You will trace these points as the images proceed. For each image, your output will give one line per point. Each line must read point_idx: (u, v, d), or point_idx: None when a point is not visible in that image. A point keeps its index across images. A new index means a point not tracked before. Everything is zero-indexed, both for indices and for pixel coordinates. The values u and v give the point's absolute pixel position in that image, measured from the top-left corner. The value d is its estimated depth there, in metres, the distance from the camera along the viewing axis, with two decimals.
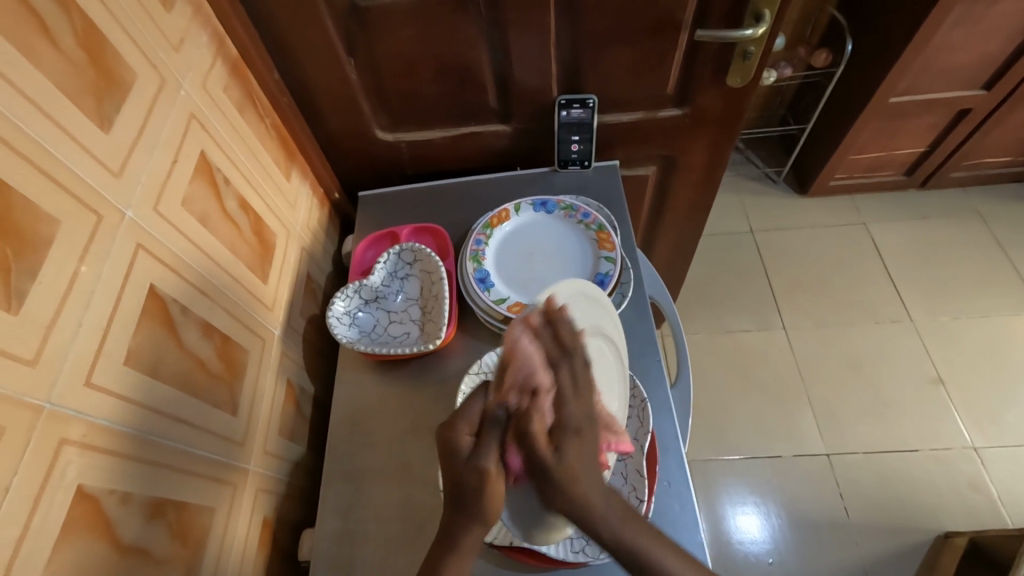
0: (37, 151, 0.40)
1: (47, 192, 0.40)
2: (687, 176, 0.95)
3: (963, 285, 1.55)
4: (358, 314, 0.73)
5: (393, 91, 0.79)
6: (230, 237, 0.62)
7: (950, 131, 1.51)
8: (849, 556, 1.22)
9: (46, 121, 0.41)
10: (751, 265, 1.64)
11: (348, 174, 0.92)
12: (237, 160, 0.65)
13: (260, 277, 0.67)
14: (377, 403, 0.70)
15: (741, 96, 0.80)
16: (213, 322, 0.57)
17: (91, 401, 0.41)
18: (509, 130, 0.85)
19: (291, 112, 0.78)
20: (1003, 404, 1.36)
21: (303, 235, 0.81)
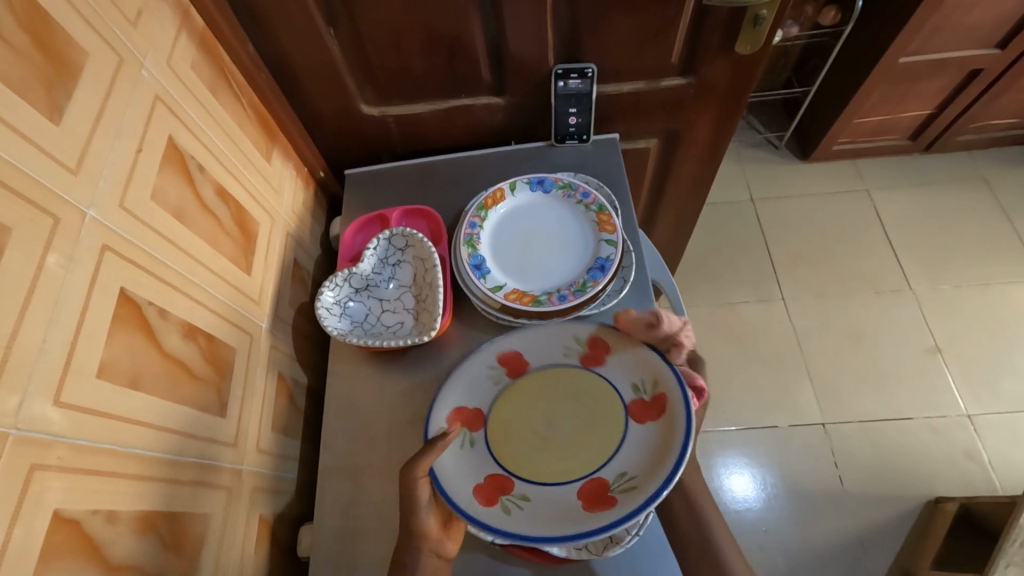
0: None
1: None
2: (691, 149, 0.91)
3: (964, 254, 1.53)
4: (348, 304, 0.70)
5: (379, 62, 0.73)
6: (209, 229, 0.58)
7: (959, 92, 1.46)
8: (843, 524, 1.24)
9: None
10: (751, 235, 1.61)
11: (334, 152, 0.87)
12: (212, 144, 0.61)
13: (244, 269, 0.64)
14: (373, 395, 0.68)
15: (750, 64, 0.75)
16: (196, 322, 0.54)
17: (63, 420, 0.38)
18: (503, 103, 0.80)
19: (269, 88, 0.72)
20: (999, 373, 1.37)
21: (289, 219, 0.77)
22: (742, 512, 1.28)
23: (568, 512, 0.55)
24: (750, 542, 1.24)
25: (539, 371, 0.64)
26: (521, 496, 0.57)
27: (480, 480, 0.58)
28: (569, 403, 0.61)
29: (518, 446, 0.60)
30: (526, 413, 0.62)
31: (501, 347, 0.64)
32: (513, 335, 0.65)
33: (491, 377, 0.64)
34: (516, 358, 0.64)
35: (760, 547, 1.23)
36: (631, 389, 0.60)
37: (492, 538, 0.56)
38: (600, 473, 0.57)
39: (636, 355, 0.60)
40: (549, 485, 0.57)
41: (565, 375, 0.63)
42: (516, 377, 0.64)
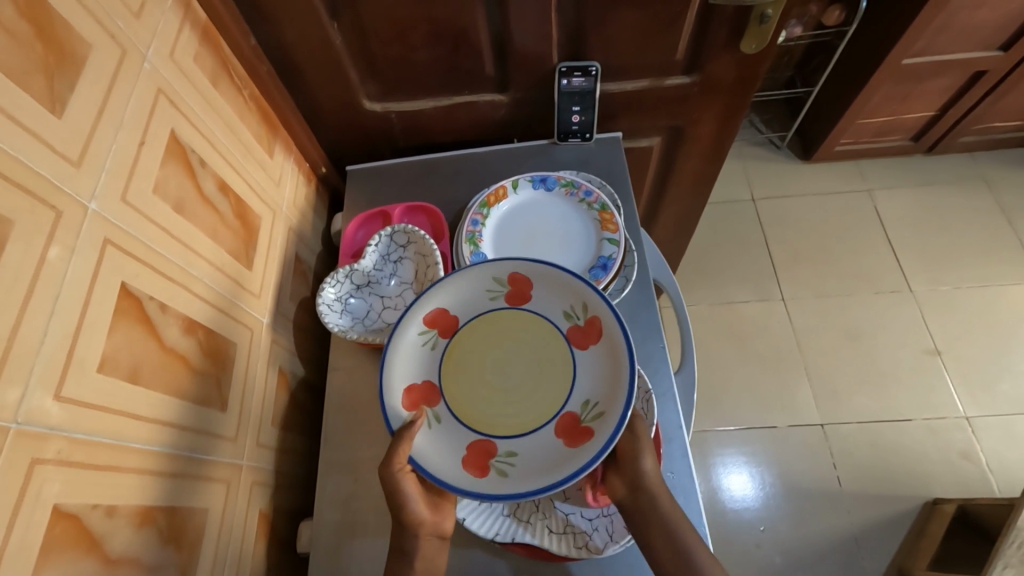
0: None
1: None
2: (695, 147, 0.90)
3: (965, 256, 1.53)
4: (349, 301, 0.70)
5: (382, 57, 0.73)
6: (209, 223, 0.57)
7: (962, 93, 1.45)
8: (840, 524, 1.24)
9: None
10: (752, 234, 1.61)
11: (335, 147, 0.86)
12: (213, 137, 0.60)
13: (244, 263, 0.63)
14: (374, 391, 0.68)
15: (755, 63, 0.74)
16: (196, 317, 0.53)
17: (64, 414, 0.38)
18: (506, 99, 0.79)
19: (271, 82, 0.72)
20: (998, 374, 1.37)
21: (289, 214, 0.77)
22: (739, 511, 1.28)
23: (553, 456, 0.51)
24: (748, 540, 1.24)
25: (471, 322, 0.59)
26: (508, 452, 0.53)
27: (462, 454, 0.53)
28: (509, 347, 0.58)
29: (479, 406, 0.56)
30: (476, 371, 0.57)
31: (425, 310, 0.59)
32: (433, 293, 0.59)
33: (424, 344, 0.59)
34: (444, 317, 0.59)
35: (757, 546, 1.24)
36: (564, 316, 0.57)
37: (492, 535, 0.57)
38: (568, 408, 0.54)
39: (558, 282, 0.57)
40: (528, 432, 0.54)
41: (498, 319, 0.59)
42: (451, 336, 0.59)
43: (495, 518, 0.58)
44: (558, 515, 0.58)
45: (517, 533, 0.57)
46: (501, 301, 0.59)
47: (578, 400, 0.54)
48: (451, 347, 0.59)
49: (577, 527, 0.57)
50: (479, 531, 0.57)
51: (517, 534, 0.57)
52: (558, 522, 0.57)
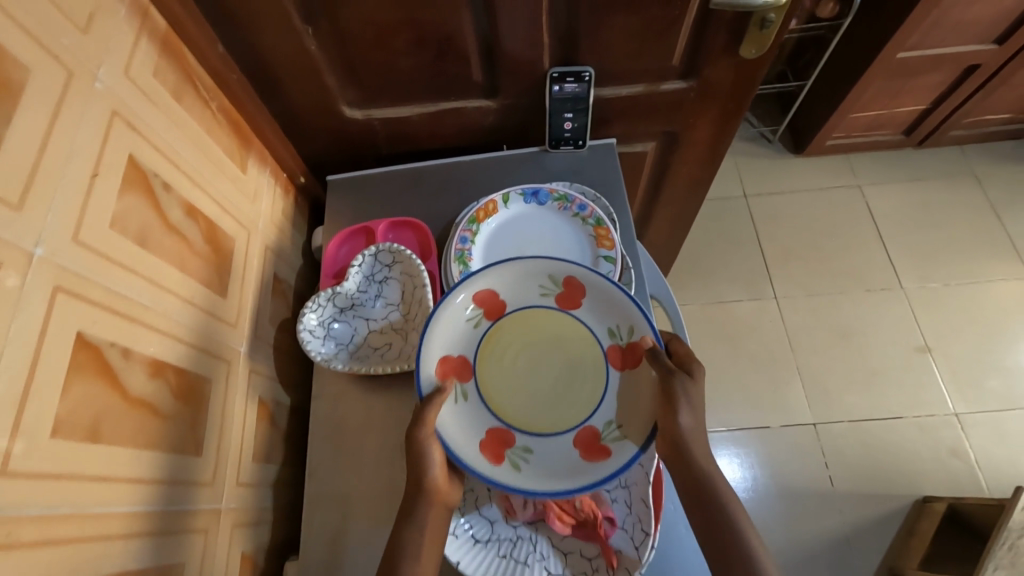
0: None
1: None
2: (690, 151, 0.87)
3: (954, 251, 1.53)
4: (333, 325, 0.66)
5: (362, 63, 0.68)
6: (177, 253, 0.53)
7: (954, 88, 1.44)
8: (832, 523, 1.25)
9: None
10: (743, 231, 1.59)
11: (314, 155, 0.81)
12: (181, 157, 0.56)
13: (218, 291, 0.59)
14: (360, 419, 0.65)
15: (754, 68, 0.71)
16: (165, 358, 0.49)
17: (11, 491, 0.35)
18: (495, 105, 0.75)
19: (242, 91, 0.67)
20: (986, 371, 1.38)
21: (267, 231, 0.72)
22: None
23: (568, 463, 0.56)
24: None
25: (518, 312, 0.62)
26: (525, 448, 0.57)
27: (481, 436, 0.58)
28: (547, 349, 0.61)
29: (506, 399, 0.59)
30: (511, 362, 0.60)
31: (477, 289, 0.61)
32: (491, 275, 0.61)
33: (470, 321, 0.61)
34: (492, 298, 0.62)
35: None
36: (609, 333, 0.60)
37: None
38: (590, 422, 0.58)
39: (612, 300, 0.59)
40: (548, 435, 0.58)
41: (542, 317, 0.61)
42: (496, 318, 0.62)
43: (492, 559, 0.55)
44: (557, 555, 0.55)
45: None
46: (550, 301, 0.61)
47: (600, 418, 0.58)
48: (495, 331, 0.61)
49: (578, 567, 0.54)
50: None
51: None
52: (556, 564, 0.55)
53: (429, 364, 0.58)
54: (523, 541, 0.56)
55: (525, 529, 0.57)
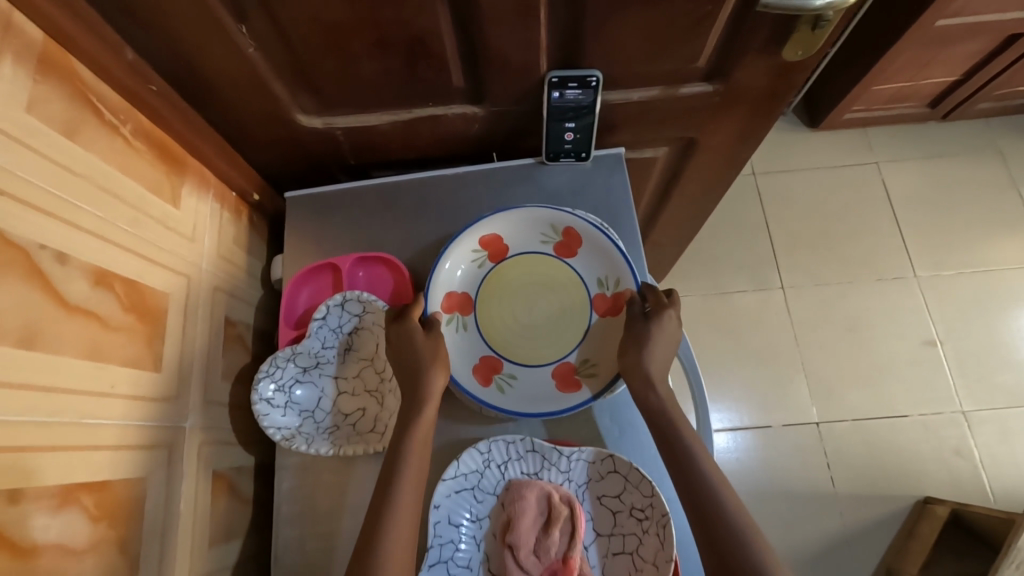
0: None
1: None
2: (707, 158, 0.75)
3: (972, 236, 1.44)
4: (295, 391, 0.56)
5: (316, 68, 0.55)
6: (84, 339, 0.44)
7: (991, 58, 1.30)
8: (832, 525, 1.22)
9: None
10: (751, 215, 1.48)
11: (269, 168, 0.69)
12: (81, 212, 0.44)
13: (149, 366, 0.50)
14: (331, 496, 0.56)
15: (795, 71, 0.59)
16: (73, 479, 0.41)
17: None
18: (482, 112, 0.62)
19: (166, 106, 0.53)
20: (997, 366, 1.32)
21: (214, 270, 0.61)
22: None
23: (546, 394, 0.56)
24: None
25: (519, 257, 0.60)
26: (510, 373, 0.57)
27: (473, 362, 0.57)
28: (540, 290, 0.59)
29: (495, 329, 0.58)
30: (507, 301, 0.59)
31: (483, 231, 0.59)
32: (496, 215, 0.59)
33: (473, 262, 0.60)
34: (496, 242, 0.60)
35: None
36: (597, 282, 0.58)
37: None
38: (570, 358, 0.57)
39: (604, 248, 0.57)
40: (530, 366, 0.57)
41: (539, 260, 0.59)
42: (498, 260, 0.60)
43: None
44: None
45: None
46: (549, 249, 0.60)
47: (579, 354, 0.57)
48: (496, 272, 0.60)
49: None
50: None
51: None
52: None
53: (434, 289, 0.58)
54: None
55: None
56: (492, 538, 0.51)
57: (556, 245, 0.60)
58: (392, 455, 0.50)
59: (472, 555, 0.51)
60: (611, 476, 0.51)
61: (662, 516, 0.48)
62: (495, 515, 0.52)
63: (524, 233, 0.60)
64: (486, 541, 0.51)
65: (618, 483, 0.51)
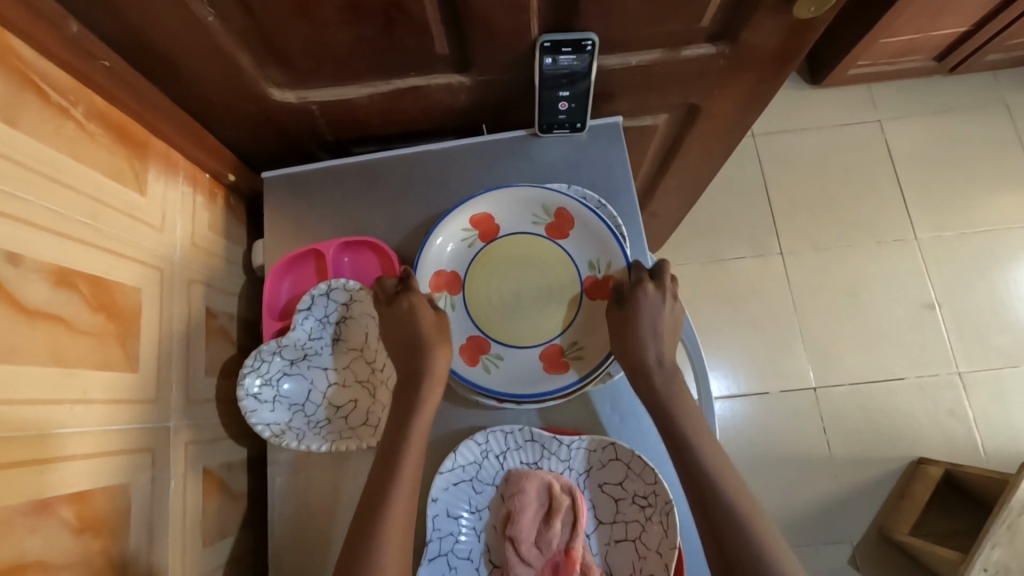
0: None
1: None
2: (710, 125, 0.71)
3: (975, 196, 1.41)
4: (282, 384, 0.54)
5: (284, 38, 0.50)
6: (46, 347, 0.41)
7: (1004, 7, 1.24)
8: (826, 487, 1.24)
9: None
10: (750, 179, 1.44)
11: (242, 147, 0.64)
12: (31, 208, 0.40)
13: (123, 368, 0.47)
14: (324, 493, 0.54)
15: (809, 30, 0.54)
16: (47, 493, 0.39)
17: None
18: (468, 81, 0.58)
19: (124, 86, 0.49)
20: (995, 328, 1.32)
21: (190, 260, 0.57)
22: None
23: (531, 376, 0.53)
24: None
25: (511, 237, 0.56)
26: (497, 354, 0.53)
27: (459, 342, 0.54)
28: (528, 269, 0.55)
29: (482, 309, 0.55)
30: (494, 281, 0.55)
31: (473, 209, 0.55)
32: (486, 193, 0.55)
33: (463, 242, 0.56)
34: (489, 222, 0.56)
35: None
36: (588, 265, 0.55)
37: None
38: (557, 340, 0.54)
39: (598, 230, 0.54)
40: (516, 346, 0.54)
41: (530, 241, 0.56)
42: (488, 239, 0.56)
43: None
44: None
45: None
46: (540, 230, 0.56)
47: (567, 337, 0.54)
48: (486, 251, 0.56)
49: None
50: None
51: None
52: None
53: (421, 266, 0.54)
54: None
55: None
56: (493, 529, 0.50)
57: (549, 225, 0.56)
58: (385, 452, 0.48)
59: (472, 547, 0.50)
60: (613, 464, 0.50)
61: (665, 504, 0.48)
62: (494, 506, 0.51)
63: (514, 209, 0.56)
64: (486, 533, 0.50)
65: (620, 471, 0.50)
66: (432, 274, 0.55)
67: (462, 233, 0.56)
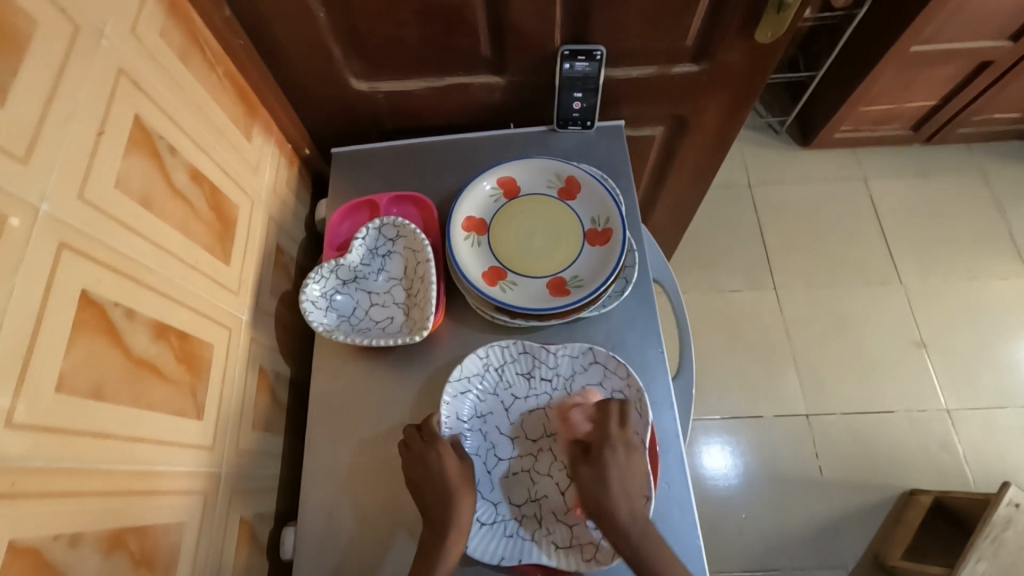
0: None
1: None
2: (697, 138, 0.86)
3: (956, 248, 1.53)
4: (335, 298, 0.66)
5: (371, 34, 0.67)
6: (180, 217, 0.53)
7: (966, 83, 1.42)
8: (820, 512, 1.27)
9: None
10: (746, 221, 1.59)
11: (318, 127, 0.80)
12: (182, 119, 0.55)
13: (221, 258, 0.59)
14: (360, 394, 0.64)
15: (770, 52, 0.70)
16: (166, 320, 0.49)
17: (18, 443, 0.35)
18: (503, 82, 0.74)
19: (247, 57, 0.66)
20: (982, 369, 1.39)
21: (271, 201, 0.71)
22: (721, 498, 1.31)
23: (538, 298, 0.64)
24: (730, 527, 1.27)
25: (529, 196, 0.70)
26: (512, 280, 0.66)
27: (482, 270, 0.66)
28: (541, 222, 0.69)
29: (503, 247, 0.67)
30: (514, 228, 0.68)
31: (501, 172, 0.70)
32: (514, 160, 0.70)
33: (491, 197, 0.70)
34: (513, 183, 0.70)
35: (740, 535, 1.27)
36: (590, 220, 0.68)
37: (497, 560, 0.55)
38: (561, 274, 0.66)
39: (599, 193, 0.67)
40: (528, 276, 0.66)
41: (544, 201, 0.69)
42: (511, 197, 0.70)
43: (503, 545, 0.56)
44: (564, 528, 0.56)
45: (524, 555, 0.55)
46: (553, 193, 0.70)
47: (570, 272, 0.66)
48: (509, 206, 0.69)
49: (587, 531, 0.55)
50: (482, 558, 0.55)
51: (520, 554, 0.55)
52: (563, 536, 0.56)
53: (456, 210, 0.68)
54: (528, 517, 0.57)
55: (528, 508, 0.58)
56: (494, 429, 0.61)
57: (560, 189, 0.69)
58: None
59: (478, 444, 0.60)
60: (593, 367, 0.61)
61: (638, 392, 0.58)
62: (496, 410, 0.61)
63: (534, 176, 0.70)
64: (490, 434, 0.61)
65: (599, 371, 0.60)
66: (465, 218, 0.68)
67: (491, 191, 0.70)
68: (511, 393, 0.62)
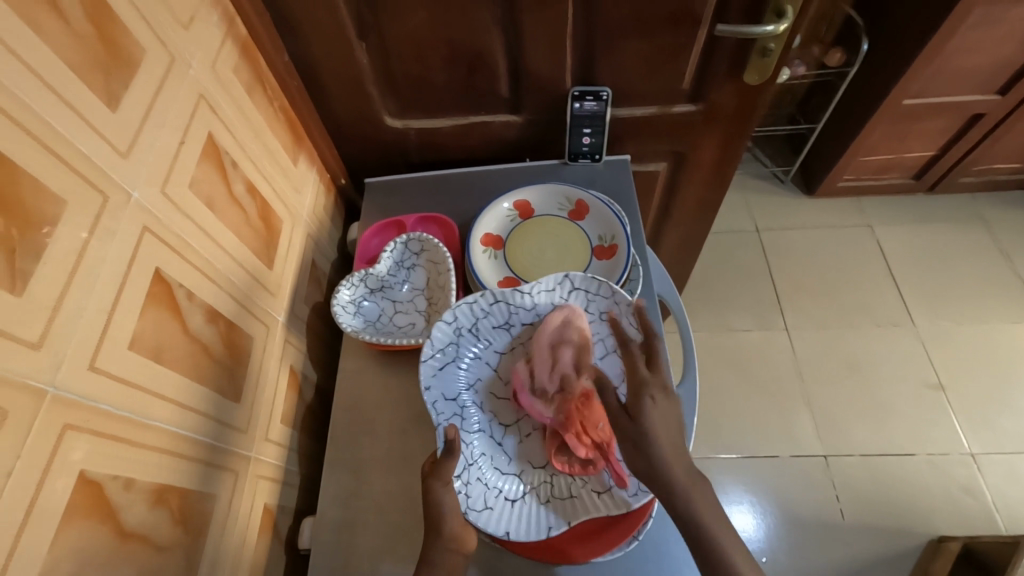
0: (53, 135, 0.39)
1: (31, 150, 0.38)
2: (698, 173, 0.93)
3: (966, 293, 1.54)
4: (363, 304, 0.73)
5: (405, 77, 0.77)
6: (235, 221, 0.60)
7: (961, 134, 1.50)
8: (842, 559, 1.22)
9: (63, 107, 0.41)
10: (754, 262, 1.64)
11: (354, 160, 0.90)
12: (244, 140, 0.64)
13: (266, 262, 0.66)
14: (380, 394, 0.69)
15: (759, 93, 0.78)
16: (217, 307, 0.56)
17: (94, 384, 0.40)
18: (520, 119, 0.83)
19: (299, 95, 0.77)
20: (1001, 412, 1.36)
21: (309, 221, 0.79)
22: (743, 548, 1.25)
23: None
24: None
25: (541, 218, 0.77)
26: None
27: (498, 279, 0.73)
28: (553, 239, 0.75)
29: (517, 260, 0.74)
30: (528, 244, 0.75)
31: (517, 196, 0.77)
32: (529, 185, 0.77)
33: (507, 217, 0.77)
34: (527, 207, 0.77)
35: None
36: (597, 238, 0.74)
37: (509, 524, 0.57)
38: None
39: (606, 213, 0.74)
40: None
41: (556, 222, 0.76)
42: (526, 218, 0.77)
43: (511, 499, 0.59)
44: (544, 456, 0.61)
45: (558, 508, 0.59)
46: (564, 215, 0.77)
47: None
48: (523, 225, 0.77)
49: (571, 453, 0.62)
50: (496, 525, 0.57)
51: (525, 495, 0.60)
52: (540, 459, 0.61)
53: (476, 227, 0.75)
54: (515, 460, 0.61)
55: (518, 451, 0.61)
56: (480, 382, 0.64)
57: (570, 211, 0.76)
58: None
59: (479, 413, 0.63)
60: (575, 295, 0.64)
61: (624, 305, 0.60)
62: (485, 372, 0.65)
63: (547, 198, 0.77)
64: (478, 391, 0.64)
65: (582, 299, 0.63)
66: (483, 234, 0.75)
67: (508, 213, 0.77)
68: (493, 348, 0.65)
